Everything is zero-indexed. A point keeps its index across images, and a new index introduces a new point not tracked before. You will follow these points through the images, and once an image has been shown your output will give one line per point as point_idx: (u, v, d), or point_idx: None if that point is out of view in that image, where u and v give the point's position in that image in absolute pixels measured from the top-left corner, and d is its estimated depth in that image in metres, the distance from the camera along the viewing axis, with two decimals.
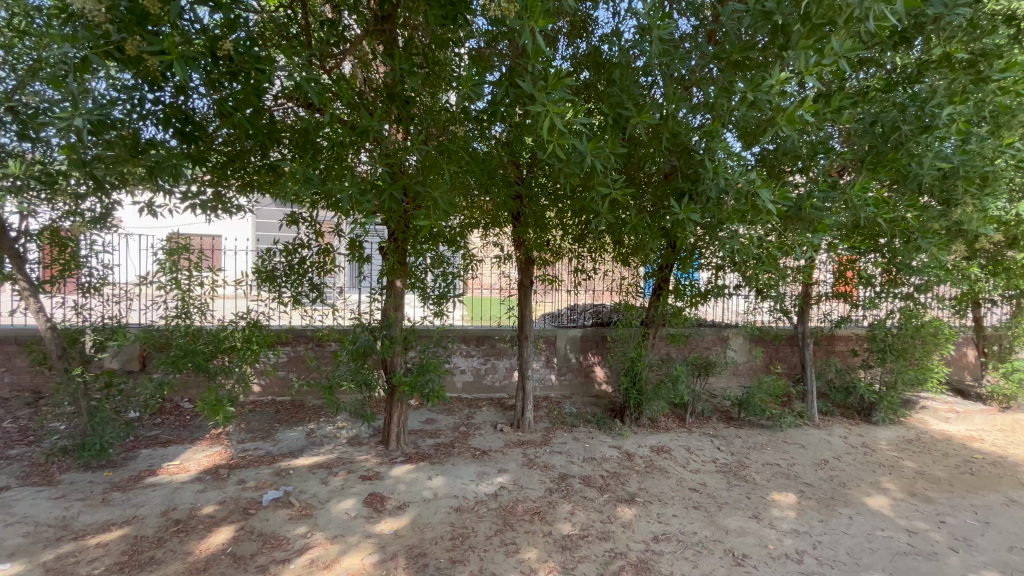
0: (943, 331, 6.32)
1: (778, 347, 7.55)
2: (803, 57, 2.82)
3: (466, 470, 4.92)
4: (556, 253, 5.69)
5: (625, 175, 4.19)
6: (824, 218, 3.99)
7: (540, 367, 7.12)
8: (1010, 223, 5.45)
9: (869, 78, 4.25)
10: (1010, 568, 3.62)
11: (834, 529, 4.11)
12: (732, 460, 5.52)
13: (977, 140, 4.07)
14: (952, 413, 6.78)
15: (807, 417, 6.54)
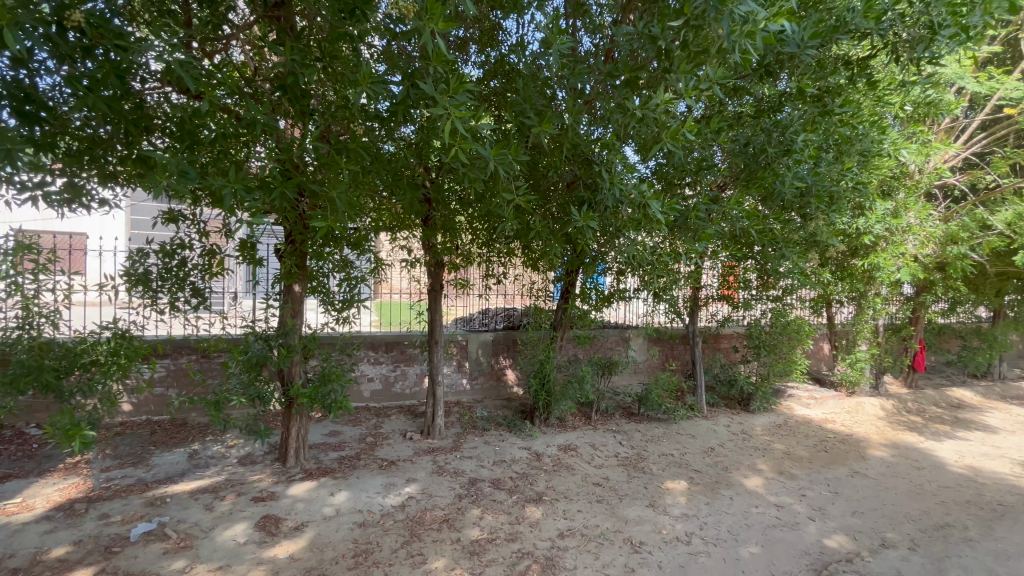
0: (805, 328, 7.26)
1: (673, 345, 8.21)
2: (684, 80, 3.09)
3: (372, 482, 4.71)
4: (465, 258, 5.67)
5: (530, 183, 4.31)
6: (706, 228, 4.46)
7: (452, 372, 7.06)
8: (852, 237, 6.36)
9: (745, 104, 4.77)
10: (852, 530, 4.23)
11: (718, 510, 4.54)
12: (632, 453, 5.87)
13: (825, 164, 4.73)
14: (810, 398, 7.77)
15: (697, 409, 7.16)
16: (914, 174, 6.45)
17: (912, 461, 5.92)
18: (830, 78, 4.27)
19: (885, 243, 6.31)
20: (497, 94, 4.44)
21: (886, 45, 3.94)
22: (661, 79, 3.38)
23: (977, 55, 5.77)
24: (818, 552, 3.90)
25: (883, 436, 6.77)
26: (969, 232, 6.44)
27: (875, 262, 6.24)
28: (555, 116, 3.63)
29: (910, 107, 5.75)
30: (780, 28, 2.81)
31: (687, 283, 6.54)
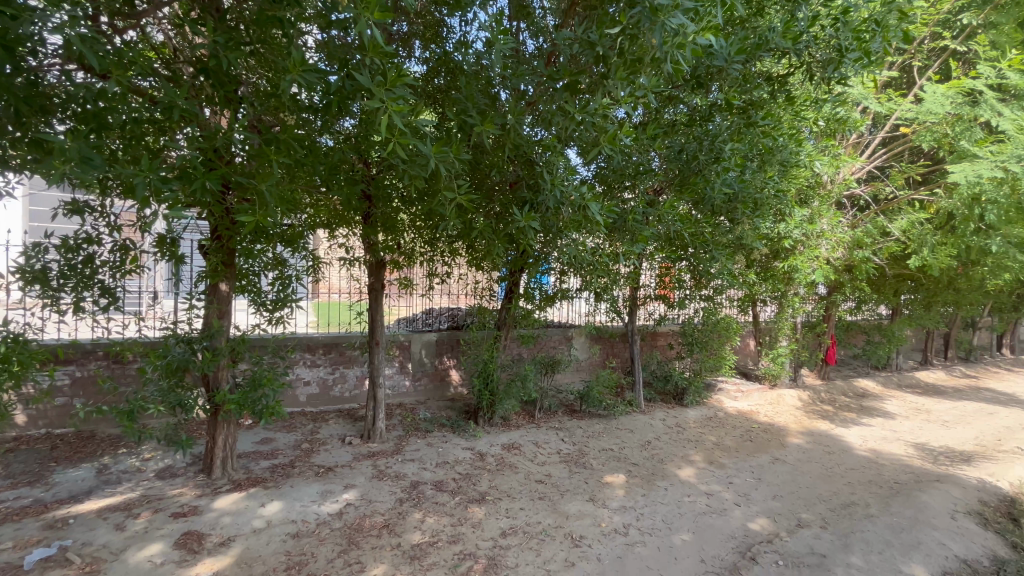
0: (732, 325, 7.75)
1: (614, 343, 8.47)
2: (620, 87, 3.21)
3: (308, 490, 4.50)
4: (406, 257, 5.54)
5: (472, 182, 4.28)
6: (643, 230, 4.64)
7: (393, 374, 6.90)
8: (774, 241, 6.85)
9: (680, 112, 4.99)
10: (773, 512, 4.55)
11: (653, 501, 4.73)
12: (574, 449, 6.00)
13: (750, 173, 5.05)
14: (737, 391, 8.28)
15: (635, 404, 7.43)
16: (827, 184, 7.04)
17: (824, 447, 6.46)
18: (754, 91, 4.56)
19: (802, 247, 6.84)
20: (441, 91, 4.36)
21: (802, 64, 4.27)
22: (599, 85, 3.47)
23: (879, 78, 6.38)
24: (742, 535, 4.16)
25: (800, 425, 7.35)
26: (872, 237, 7.12)
27: (793, 264, 6.75)
28: (496, 115, 3.60)
29: (824, 123, 6.26)
30: (708, 42, 2.97)
31: (626, 283, 6.77)
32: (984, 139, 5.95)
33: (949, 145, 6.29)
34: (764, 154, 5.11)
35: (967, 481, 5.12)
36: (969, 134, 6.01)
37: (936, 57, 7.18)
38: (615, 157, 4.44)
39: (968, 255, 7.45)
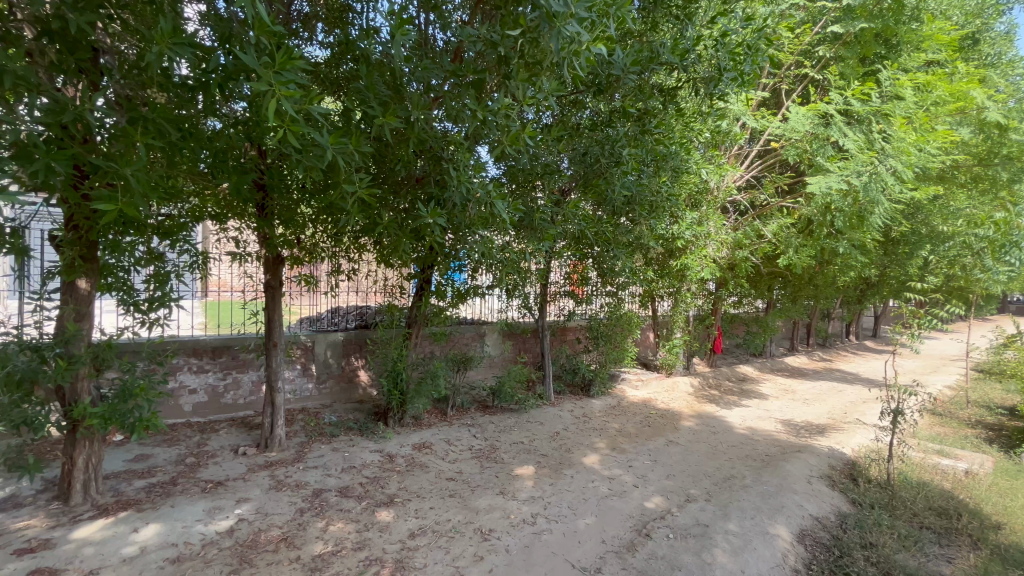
0: (634, 319, 8.31)
1: (525, 339, 8.68)
2: (522, 88, 3.30)
3: (192, 509, 4.08)
4: (308, 253, 5.25)
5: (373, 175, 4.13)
6: (549, 229, 4.93)
7: (295, 377, 6.48)
8: (669, 241, 7.46)
9: (582, 117, 5.23)
10: (666, 491, 4.94)
11: (560, 489, 4.93)
12: (485, 445, 6.05)
13: (646, 177, 5.42)
14: (638, 380, 8.89)
15: (545, 398, 7.69)
16: (714, 190, 7.75)
17: (710, 427, 7.16)
18: (647, 102, 4.91)
19: (693, 247, 7.48)
20: (346, 78, 4.07)
21: (688, 79, 4.66)
22: (502, 85, 3.52)
23: (754, 97, 7.17)
24: (640, 514, 4.46)
25: (691, 409, 8.06)
26: (750, 239, 8.00)
27: (685, 262, 7.37)
28: (399, 106, 3.50)
29: (709, 134, 6.89)
30: (601, 52, 3.13)
31: (536, 280, 6.96)
32: (835, 156, 6.88)
33: (808, 159, 7.23)
34: (659, 160, 5.48)
35: (821, 450, 5.95)
36: (822, 151, 6.95)
37: (799, 82, 8.23)
38: (521, 157, 4.55)
39: (823, 256, 8.65)
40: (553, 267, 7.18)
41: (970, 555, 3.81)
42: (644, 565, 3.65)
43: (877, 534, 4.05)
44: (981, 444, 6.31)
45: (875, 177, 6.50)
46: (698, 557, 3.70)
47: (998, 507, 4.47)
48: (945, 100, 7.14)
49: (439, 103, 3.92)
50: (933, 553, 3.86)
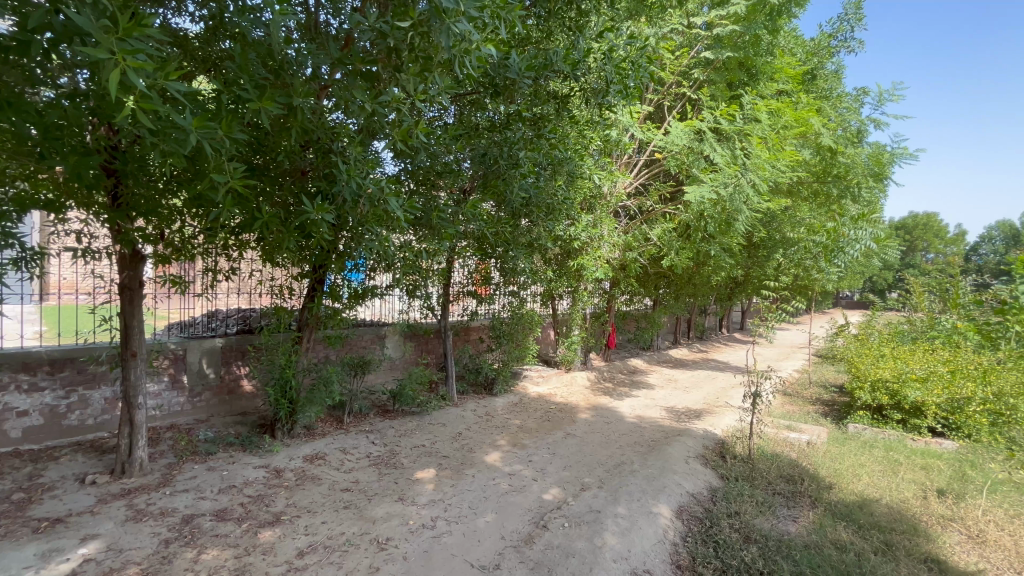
0: (535, 318, 8.55)
1: (427, 340, 8.53)
2: (412, 82, 3.22)
3: (19, 555, 3.41)
4: (174, 250, 4.64)
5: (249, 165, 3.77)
6: (447, 228, 4.91)
7: (161, 391, 5.71)
8: (566, 242, 7.80)
9: (481, 117, 5.27)
10: (563, 481, 5.15)
11: (461, 490, 4.92)
12: (384, 451, 5.83)
13: (543, 180, 5.60)
14: (539, 376, 9.19)
15: (448, 399, 7.63)
16: (607, 195, 8.25)
17: (604, 418, 7.63)
18: (543, 107, 5.07)
19: (588, 248, 7.89)
20: (221, 56, 3.63)
21: (579, 88, 4.90)
22: (391, 78, 3.42)
23: (639, 110, 7.76)
24: (538, 506, 4.59)
25: (587, 402, 8.52)
26: (638, 242, 8.64)
27: (581, 262, 7.75)
28: (278, 91, 3.20)
29: (601, 142, 7.33)
30: (492, 53, 3.16)
31: (437, 279, 6.86)
32: (707, 168, 7.67)
33: (686, 170, 7.99)
34: (555, 164, 5.68)
35: (696, 432, 6.60)
36: (697, 163, 7.73)
37: (678, 100, 9.07)
38: (418, 154, 4.45)
39: (700, 258, 9.64)
40: (455, 266, 7.14)
41: (810, 512, 4.42)
42: (541, 555, 3.76)
43: (740, 503, 4.58)
44: (818, 418, 7.45)
45: (738, 189, 7.38)
46: (590, 541, 3.88)
47: (830, 469, 5.25)
48: (791, 125, 8.33)
49: (325, 92, 3.69)
50: (782, 514, 4.41)
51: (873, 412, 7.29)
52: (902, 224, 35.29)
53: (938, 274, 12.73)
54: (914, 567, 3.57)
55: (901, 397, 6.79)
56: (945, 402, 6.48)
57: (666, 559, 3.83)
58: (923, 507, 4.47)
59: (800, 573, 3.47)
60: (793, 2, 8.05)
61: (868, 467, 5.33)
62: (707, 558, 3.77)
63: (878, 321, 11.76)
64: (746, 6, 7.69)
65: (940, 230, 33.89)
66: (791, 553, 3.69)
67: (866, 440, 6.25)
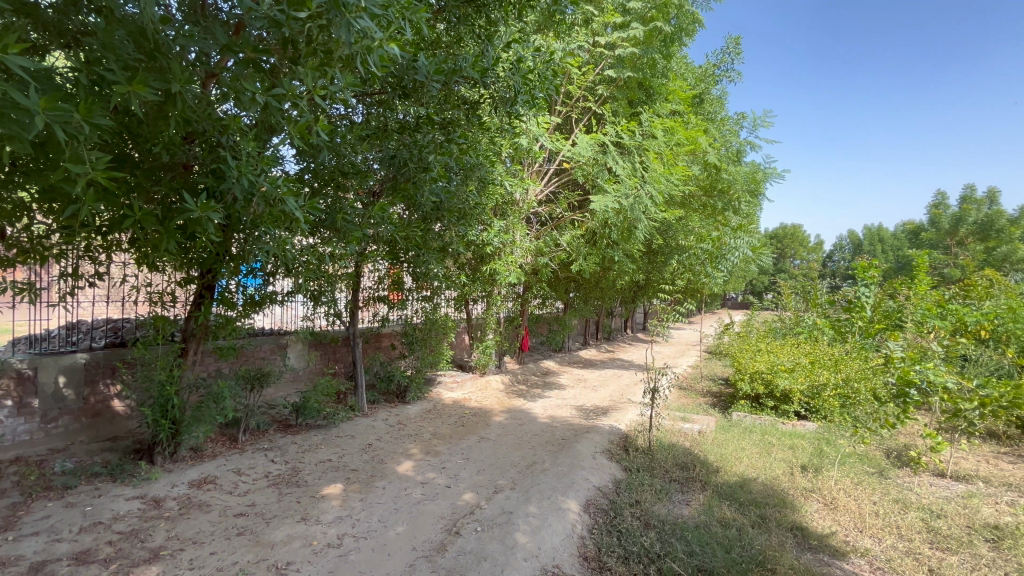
0: (448, 323, 8.48)
1: (334, 348, 8.10)
2: (311, 77, 3.03)
3: None
4: (19, 252, 3.98)
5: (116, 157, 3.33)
6: (353, 231, 4.72)
7: (2, 418, 4.82)
8: (480, 247, 7.86)
9: (390, 118, 5.14)
10: (476, 486, 5.17)
11: (370, 503, 4.72)
12: (285, 469, 5.43)
13: (454, 185, 5.59)
14: (454, 382, 9.14)
15: (357, 409, 7.32)
16: (519, 202, 8.46)
17: (517, 420, 7.78)
18: (452, 112, 5.06)
19: (501, 253, 8.01)
20: (82, 30, 3.12)
21: (489, 95, 4.97)
22: (286, 71, 3.21)
23: (548, 121, 8.05)
24: (451, 513, 4.56)
25: (501, 405, 8.62)
26: (548, 247, 8.92)
27: (494, 267, 7.84)
28: (152, 75, 2.84)
29: (511, 150, 7.50)
30: (396, 52, 3.10)
31: (344, 284, 6.58)
32: (610, 179, 8.13)
33: (591, 180, 8.42)
34: (466, 170, 5.69)
35: (602, 429, 6.96)
36: (601, 174, 8.18)
37: (585, 113, 9.55)
38: (320, 152, 4.23)
39: (605, 263, 10.22)
40: (364, 270, 6.92)
41: (700, 495, 4.85)
42: (453, 562, 3.72)
43: (641, 492, 4.89)
44: (708, 409, 8.20)
45: (637, 200, 7.93)
46: (502, 543, 3.92)
47: (717, 454, 5.80)
48: (682, 142, 9.12)
49: (213, 82, 3.43)
50: (677, 499, 4.80)
51: (752, 401, 8.18)
52: (774, 234, 40.14)
53: (801, 278, 14.65)
54: (782, 535, 4.05)
55: (773, 386, 7.69)
56: (807, 389, 7.44)
57: (575, 552, 3.96)
58: (790, 481, 5.10)
59: (692, 551, 3.78)
60: (683, 32, 8.87)
61: (747, 450, 5.97)
62: (611, 547, 3.97)
63: (755, 320, 13.24)
64: (643, 31, 8.31)
65: (804, 240, 38.97)
66: (684, 534, 4.01)
67: (745, 426, 7.00)
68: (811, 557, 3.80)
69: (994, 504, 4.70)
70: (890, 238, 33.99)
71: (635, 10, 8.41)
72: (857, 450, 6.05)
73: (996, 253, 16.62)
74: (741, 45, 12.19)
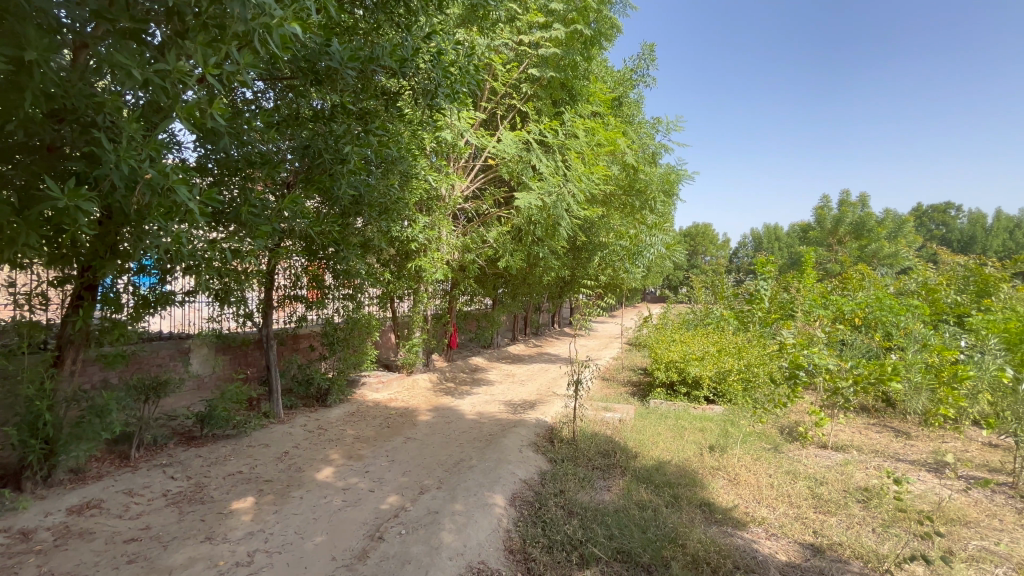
0: (372, 322, 8.18)
1: (246, 351, 7.52)
2: (202, 53, 2.72)
3: None
4: None
5: None
6: (262, 225, 4.39)
7: None
8: (404, 243, 7.67)
9: (304, 105, 4.84)
10: (402, 488, 5.04)
11: (285, 515, 4.43)
12: (188, 485, 4.95)
13: (375, 179, 5.38)
14: (378, 382, 8.86)
15: (272, 415, 6.85)
16: (445, 198, 8.34)
17: (445, 418, 7.70)
18: (370, 102, 4.85)
19: (426, 250, 7.87)
20: None
21: (409, 87, 4.83)
22: (172, 46, 2.88)
23: (472, 116, 8.02)
24: (374, 518, 4.41)
25: (428, 404, 8.49)
26: (475, 244, 8.87)
27: (419, 263, 7.68)
28: (2, 37, 2.42)
29: (435, 144, 7.38)
30: (301, 33, 2.87)
31: (256, 282, 6.17)
32: (534, 177, 8.24)
33: (516, 177, 8.51)
34: (387, 163, 5.49)
35: (529, 422, 7.08)
36: (526, 171, 8.28)
37: (510, 111, 9.62)
38: (220, 138, 3.86)
39: (531, 259, 10.37)
40: (279, 268, 6.52)
41: (620, 480, 5.07)
42: (375, 568, 3.60)
43: (564, 482, 5.03)
44: (628, 398, 8.63)
45: (560, 197, 8.12)
46: (427, 544, 3.86)
47: (635, 440, 6.11)
48: (603, 143, 9.48)
49: (85, 52, 3.00)
50: (599, 486, 4.99)
51: (667, 388, 8.72)
52: (688, 232, 43.09)
53: (710, 273, 15.84)
54: (692, 512, 4.34)
55: (685, 373, 8.24)
56: (715, 374, 8.06)
57: (500, 547, 3.98)
58: (700, 461, 5.49)
59: (611, 535, 3.95)
60: (603, 36, 9.21)
61: (662, 435, 6.34)
62: (536, 538, 4.04)
63: (671, 313, 14.11)
64: (565, 33, 8.52)
65: (713, 238, 42.15)
66: (604, 519, 4.17)
67: (661, 412, 7.44)
68: (717, 530, 4.10)
69: (865, 469, 5.38)
70: (784, 237, 37.74)
71: (557, 12, 8.59)
72: (755, 429, 6.65)
73: (868, 251, 19.05)
74: (655, 53, 12.89)
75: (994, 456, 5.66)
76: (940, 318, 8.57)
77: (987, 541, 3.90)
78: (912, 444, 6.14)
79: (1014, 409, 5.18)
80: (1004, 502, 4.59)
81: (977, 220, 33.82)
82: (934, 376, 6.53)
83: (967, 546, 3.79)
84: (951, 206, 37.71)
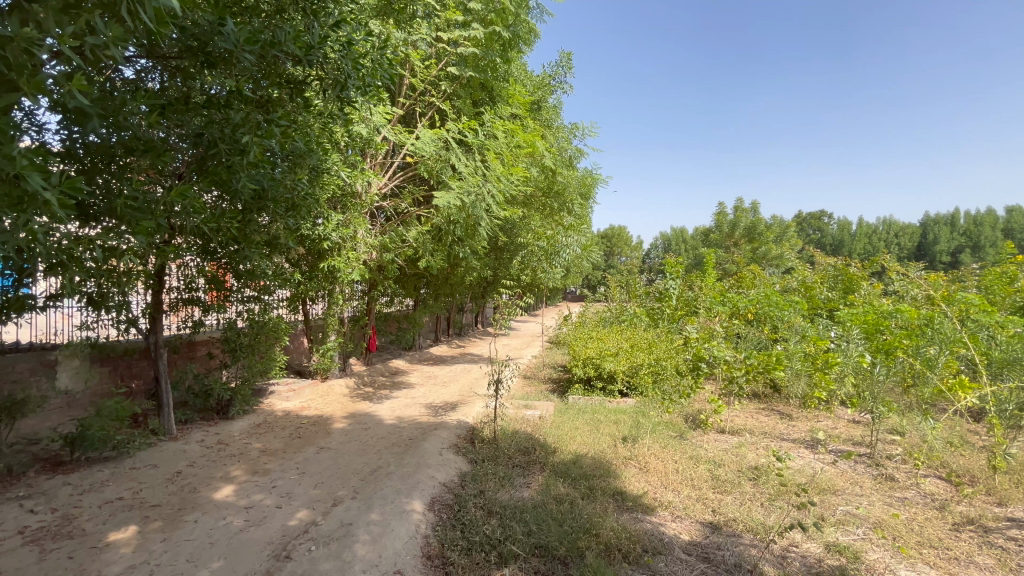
0: (281, 326, 7.62)
1: (129, 361, 6.66)
2: (56, 21, 2.33)
3: None
4: None
5: None
6: (145, 220, 3.90)
7: None
8: (314, 241, 7.24)
9: (194, 89, 4.40)
10: (313, 501, 4.75)
11: (175, 543, 3.98)
12: (52, 519, 4.29)
13: (280, 172, 5.01)
14: (289, 390, 8.31)
15: (162, 432, 6.13)
16: (361, 195, 8.00)
17: (362, 424, 7.39)
18: (274, 91, 4.51)
19: (341, 249, 7.49)
20: None
21: (317, 75, 4.55)
22: (15, 8, 2.44)
23: (389, 111, 7.77)
24: (280, 536, 4.11)
25: (344, 410, 8.09)
26: (394, 243, 8.53)
27: (332, 263, 7.29)
28: None
29: (348, 138, 7.04)
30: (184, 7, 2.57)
31: (141, 283, 5.53)
32: (454, 176, 8.16)
33: (436, 176, 8.38)
34: (294, 156, 5.14)
35: (450, 424, 7.01)
36: (445, 170, 8.17)
37: (429, 109, 9.47)
38: (88, 121, 3.36)
39: (452, 260, 10.27)
40: (170, 268, 5.93)
41: (539, 476, 5.17)
42: None
43: (484, 482, 5.03)
44: (548, 395, 8.83)
45: (479, 197, 8.12)
46: (339, 559, 3.66)
47: (554, 436, 6.26)
48: (522, 145, 9.64)
49: None
50: (518, 483, 5.05)
51: (584, 384, 9.04)
52: (605, 234, 45.11)
53: (624, 273, 16.70)
54: (606, 501, 4.53)
55: (601, 369, 8.59)
56: (628, 369, 8.49)
57: (418, 554, 3.88)
58: (613, 453, 5.75)
59: (529, 531, 4.00)
60: (521, 40, 9.36)
61: (580, 429, 6.56)
62: (455, 541, 3.99)
63: (588, 311, 14.67)
64: (483, 33, 8.52)
65: (627, 240, 44.53)
66: (523, 516, 4.22)
67: (579, 407, 7.71)
68: (628, 516, 4.31)
69: (755, 450, 5.95)
70: (690, 239, 40.78)
71: (476, 12, 8.59)
72: (664, 419, 7.10)
73: (759, 253, 21.10)
74: (571, 60, 13.34)
75: (856, 431, 6.52)
76: (815, 312, 9.71)
77: (850, 505, 4.48)
78: (793, 425, 6.90)
79: (871, 389, 5.99)
80: (864, 470, 5.31)
81: (845, 226, 38.85)
82: (811, 364, 7.35)
83: (836, 512, 4.33)
84: (825, 213, 43.00)
